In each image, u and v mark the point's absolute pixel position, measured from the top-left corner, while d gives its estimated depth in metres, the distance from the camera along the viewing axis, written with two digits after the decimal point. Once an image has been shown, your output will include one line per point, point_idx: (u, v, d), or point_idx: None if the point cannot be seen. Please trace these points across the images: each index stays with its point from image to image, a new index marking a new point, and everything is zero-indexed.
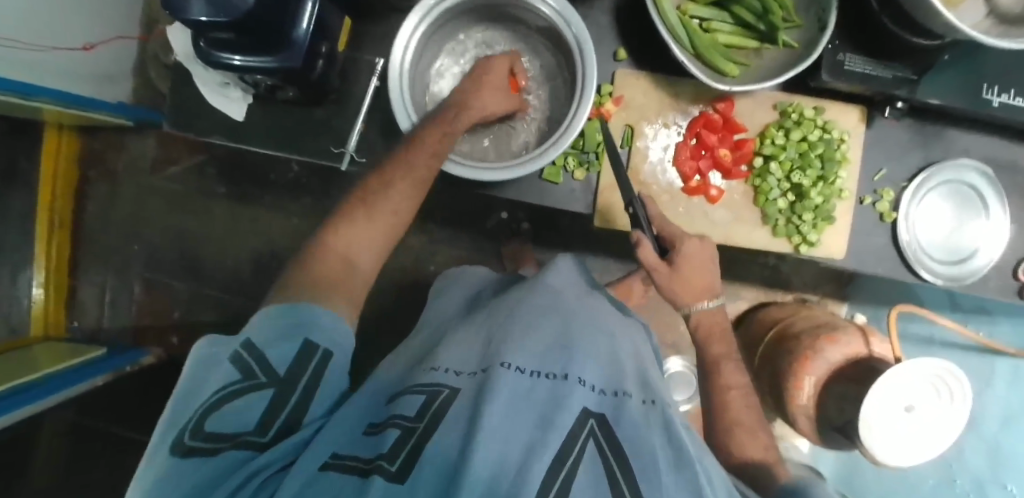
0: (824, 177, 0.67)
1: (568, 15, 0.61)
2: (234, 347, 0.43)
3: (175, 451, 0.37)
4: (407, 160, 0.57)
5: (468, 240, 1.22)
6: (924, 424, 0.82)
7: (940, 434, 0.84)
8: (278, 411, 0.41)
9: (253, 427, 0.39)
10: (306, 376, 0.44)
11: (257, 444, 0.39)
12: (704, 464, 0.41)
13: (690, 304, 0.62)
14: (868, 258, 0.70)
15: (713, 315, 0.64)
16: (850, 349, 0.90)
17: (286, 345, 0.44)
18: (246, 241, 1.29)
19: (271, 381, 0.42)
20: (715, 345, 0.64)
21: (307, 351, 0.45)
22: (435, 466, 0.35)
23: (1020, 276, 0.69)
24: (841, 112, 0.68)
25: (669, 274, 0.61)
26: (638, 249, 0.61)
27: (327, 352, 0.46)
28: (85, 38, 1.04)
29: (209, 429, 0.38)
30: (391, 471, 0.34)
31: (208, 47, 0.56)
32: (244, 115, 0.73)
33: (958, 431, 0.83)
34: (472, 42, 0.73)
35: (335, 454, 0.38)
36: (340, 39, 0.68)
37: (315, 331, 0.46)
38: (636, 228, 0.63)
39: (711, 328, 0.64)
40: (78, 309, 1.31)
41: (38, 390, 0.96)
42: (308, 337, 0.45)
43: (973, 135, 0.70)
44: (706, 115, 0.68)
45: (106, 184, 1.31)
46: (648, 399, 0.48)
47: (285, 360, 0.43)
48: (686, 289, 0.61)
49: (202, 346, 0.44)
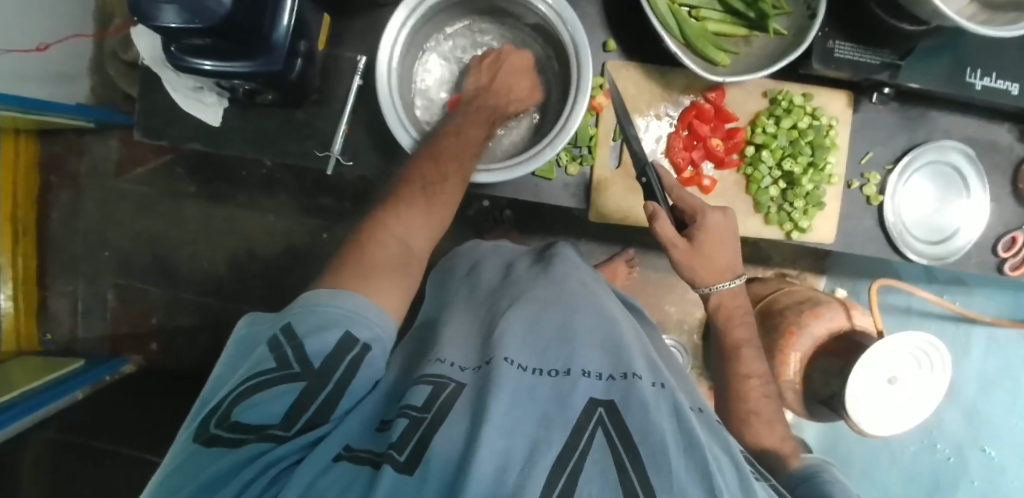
0: (814, 163, 0.68)
1: (570, 21, 0.60)
2: (275, 333, 0.41)
3: (199, 440, 0.37)
4: (414, 173, 0.57)
5: (451, 230, 1.20)
6: (902, 399, 0.84)
7: (914, 409, 0.86)
8: (306, 406, 0.39)
9: (280, 420, 0.38)
10: (340, 371, 0.41)
11: (281, 438, 0.37)
12: (716, 446, 0.39)
13: (711, 284, 0.66)
14: (856, 240, 0.72)
15: (735, 297, 0.69)
16: (834, 322, 0.93)
17: (323, 336, 0.40)
18: (222, 241, 1.25)
19: (304, 372, 0.39)
20: (735, 331, 0.68)
21: (344, 346, 0.41)
22: (440, 462, 0.34)
23: (1001, 253, 0.72)
24: (829, 99, 0.69)
25: (691, 251, 0.62)
26: (656, 224, 0.59)
27: (366, 345, 0.43)
28: (38, 37, 0.97)
29: (235, 420, 0.37)
30: (400, 462, 0.34)
31: (180, 52, 0.53)
32: (221, 121, 0.70)
33: (929, 408, 0.86)
34: (458, 36, 0.71)
35: (347, 447, 0.38)
36: (319, 38, 0.65)
37: (355, 322, 0.43)
38: (649, 199, 0.61)
39: (731, 309, 0.69)
40: (50, 321, 1.26)
41: (19, 407, 0.95)
42: (348, 329, 0.42)
43: (955, 117, 0.72)
44: (697, 105, 0.68)
45: (70, 190, 1.24)
46: (657, 382, 0.44)
47: (321, 352, 0.40)
48: (707, 272, 0.64)
49: (241, 327, 0.46)
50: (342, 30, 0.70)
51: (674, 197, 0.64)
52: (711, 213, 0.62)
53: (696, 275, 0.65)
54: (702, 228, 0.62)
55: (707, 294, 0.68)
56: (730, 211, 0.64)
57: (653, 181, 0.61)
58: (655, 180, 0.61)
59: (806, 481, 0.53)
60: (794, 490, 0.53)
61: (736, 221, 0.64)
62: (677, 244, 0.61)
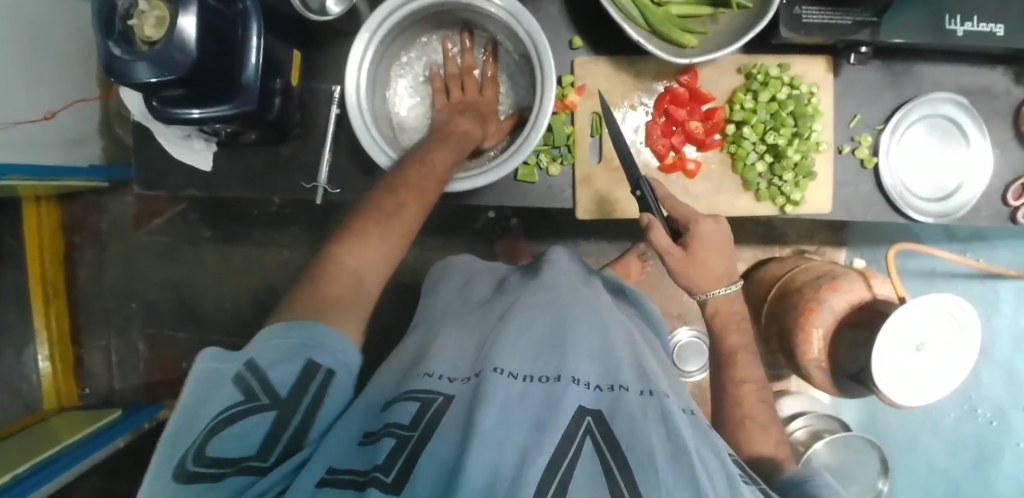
0: (799, 133, 0.67)
1: (517, 11, 0.61)
2: (237, 367, 0.42)
3: (177, 477, 0.37)
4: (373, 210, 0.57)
5: (461, 244, 1.21)
6: (919, 371, 0.78)
7: (927, 391, 0.79)
8: (280, 433, 0.41)
9: (254, 451, 0.39)
10: (308, 400, 0.43)
11: (258, 469, 0.39)
12: (706, 451, 0.40)
13: (707, 290, 0.65)
14: (856, 207, 0.71)
15: (732, 303, 0.67)
16: (854, 294, 0.87)
17: (287, 365, 0.43)
18: (242, 280, 1.28)
19: (271, 402, 0.41)
20: (732, 337, 0.67)
21: (309, 373, 0.44)
22: (430, 474, 0.34)
23: (1011, 201, 0.70)
24: (806, 67, 0.68)
25: (685, 259, 0.62)
26: (652, 233, 0.60)
27: (330, 369, 0.45)
28: (46, 106, 1.01)
29: (211, 455, 0.38)
30: (388, 483, 0.34)
31: (162, 106, 0.56)
32: (212, 164, 0.72)
33: (940, 394, 0.79)
34: (416, 62, 0.72)
35: (330, 469, 0.37)
36: (293, 72, 0.67)
37: (322, 350, 0.45)
38: (645, 211, 0.62)
39: (727, 316, 0.67)
40: (87, 376, 1.30)
41: (67, 459, 0.98)
42: (311, 357, 0.44)
43: (945, 68, 0.70)
44: (671, 90, 0.68)
45: (93, 249, 1.29)
46: (645, 389, 0.45)
47: (287, 381, 0.42)
48: (702, 276, 0.64)
49: (203, 362, 0.44)
50: (313, 62, 0.72)
51: (668, 208, 0.66)
52: (704, 222, 0.63)
53: (692, 282, 0.64)
54: (694, 236, 0.63)
55: (704, 300, 0.67)
56: (723, 218, 0.65)
57: (648, 194, 0.61)
58: (649, 193, 0.62)
59: (793, 485, 0.53)
60: (785, 494, 0.52)
61: (731, 231, 0.65)
62: (673, 253, 0.62)
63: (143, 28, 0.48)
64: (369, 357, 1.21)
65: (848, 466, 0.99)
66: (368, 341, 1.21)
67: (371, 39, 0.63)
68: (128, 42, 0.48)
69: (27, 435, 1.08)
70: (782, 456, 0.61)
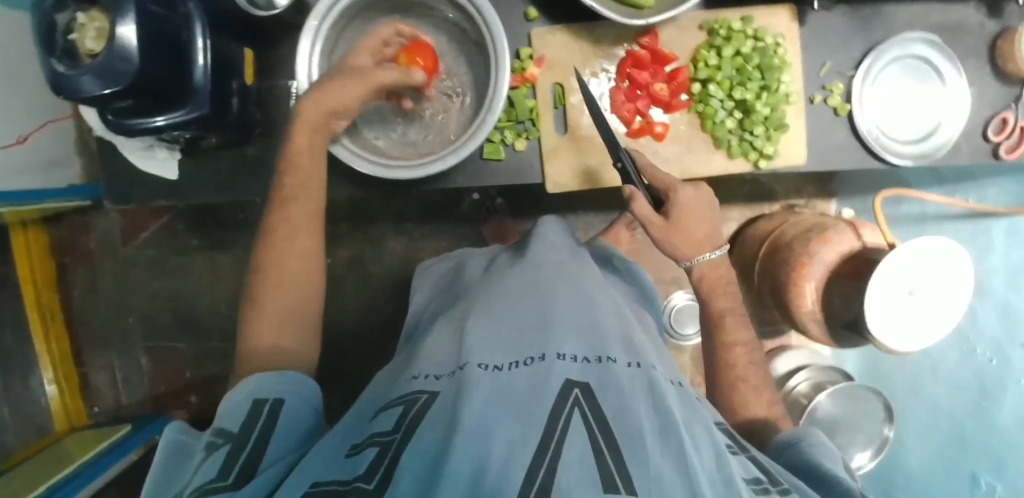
0: (767, 86, 0.66)
1: None
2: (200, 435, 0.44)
3: None
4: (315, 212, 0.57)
5: (448, 229, 1.20)
6: (918, 317, 0.77)
7: (925, 336, 0.78)
8: (238, 454, 0.41)
9: (215, 475, 0.38)
10: (259, 425, 0.43)
11: (224, 487, 0.38)
12: (694, 424, 0.41)
13: (692, 256, 0.64)
14: (835, 157, 0.69)
15: (717, 268, 0.66)
16: (843, 246, 0.86)
17: (235, 411, 0.44)
18: (235, 284, 1.28)
19: (228, 439, 0.42)
20: (720, 300, 0.66)
21: (256, 409, 0.45)
22: (413, 473, 0.34)
23: (992, 137, 0.69)
24: (770, 19, 0.67)
25: (667, 227, 0.62)
26: (634, 204, 0.60)
27: (277, 398, 0.46)
28: (19, 129, 0.99)
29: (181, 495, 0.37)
30: (370, 489, 0.34)
31: (117, 118, 0.55)
32: (178, 172, 0.72)
33: (939, 338, 0.79)
34: None
35: (315, 482, 0.37)
36: (246, 71, 0.66)
37: (264, 390, 0.46)
38: (627, 183, 0.62)
39: (715, 281, 0.66)
40: (95, 395, 1.31)
41: (81, 478, 0.99)
42: (254, 396, 0.46)
43: (917, 6, 0.68)
44: (633, 54, 0.67)
45: (85, 268, 1.28)
46: (633, 361, 0.46)
47: (237, 419, 0.43)
48: (684, 242, 0.63)
49: (168, 435, 0.45)
50: (269, 58, 0.70)
51: (647, 177, 0.65)
52: (684, 189, 0.62)
53: (676, 249, 0.63)
54: (677, 204, 0.62)
55: (689, 267, 0.66)
56: (704, 183, 0.64)
57: (628, 165, 0.61)
58: (630, 164, 0.61)
59: (788, 446, 0.52)
60: (779, 457, 0.53)
61: (713, 195, 0.65)
62: (653, 222, 0.61)
63: (84, 41, 0.48)
64: (369, 349, 1.22)
65: (851, 416, 1.00)
66: (366, 334, 1.22)
67: (320, 26, 0.62)
68: (72, 57, 0.48)
69: (42, 459, 1.09)
70: (775, 415, 0.62)
